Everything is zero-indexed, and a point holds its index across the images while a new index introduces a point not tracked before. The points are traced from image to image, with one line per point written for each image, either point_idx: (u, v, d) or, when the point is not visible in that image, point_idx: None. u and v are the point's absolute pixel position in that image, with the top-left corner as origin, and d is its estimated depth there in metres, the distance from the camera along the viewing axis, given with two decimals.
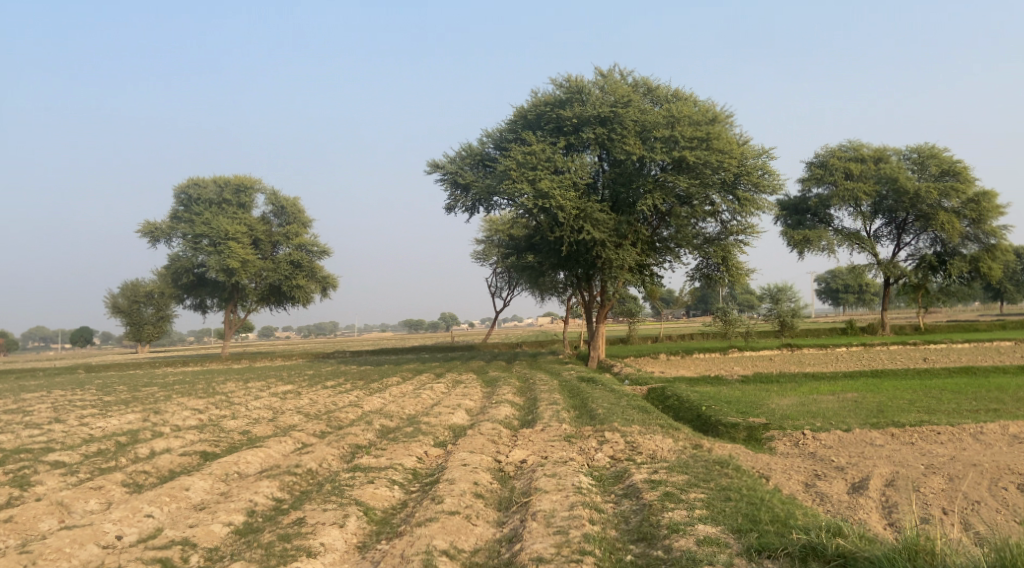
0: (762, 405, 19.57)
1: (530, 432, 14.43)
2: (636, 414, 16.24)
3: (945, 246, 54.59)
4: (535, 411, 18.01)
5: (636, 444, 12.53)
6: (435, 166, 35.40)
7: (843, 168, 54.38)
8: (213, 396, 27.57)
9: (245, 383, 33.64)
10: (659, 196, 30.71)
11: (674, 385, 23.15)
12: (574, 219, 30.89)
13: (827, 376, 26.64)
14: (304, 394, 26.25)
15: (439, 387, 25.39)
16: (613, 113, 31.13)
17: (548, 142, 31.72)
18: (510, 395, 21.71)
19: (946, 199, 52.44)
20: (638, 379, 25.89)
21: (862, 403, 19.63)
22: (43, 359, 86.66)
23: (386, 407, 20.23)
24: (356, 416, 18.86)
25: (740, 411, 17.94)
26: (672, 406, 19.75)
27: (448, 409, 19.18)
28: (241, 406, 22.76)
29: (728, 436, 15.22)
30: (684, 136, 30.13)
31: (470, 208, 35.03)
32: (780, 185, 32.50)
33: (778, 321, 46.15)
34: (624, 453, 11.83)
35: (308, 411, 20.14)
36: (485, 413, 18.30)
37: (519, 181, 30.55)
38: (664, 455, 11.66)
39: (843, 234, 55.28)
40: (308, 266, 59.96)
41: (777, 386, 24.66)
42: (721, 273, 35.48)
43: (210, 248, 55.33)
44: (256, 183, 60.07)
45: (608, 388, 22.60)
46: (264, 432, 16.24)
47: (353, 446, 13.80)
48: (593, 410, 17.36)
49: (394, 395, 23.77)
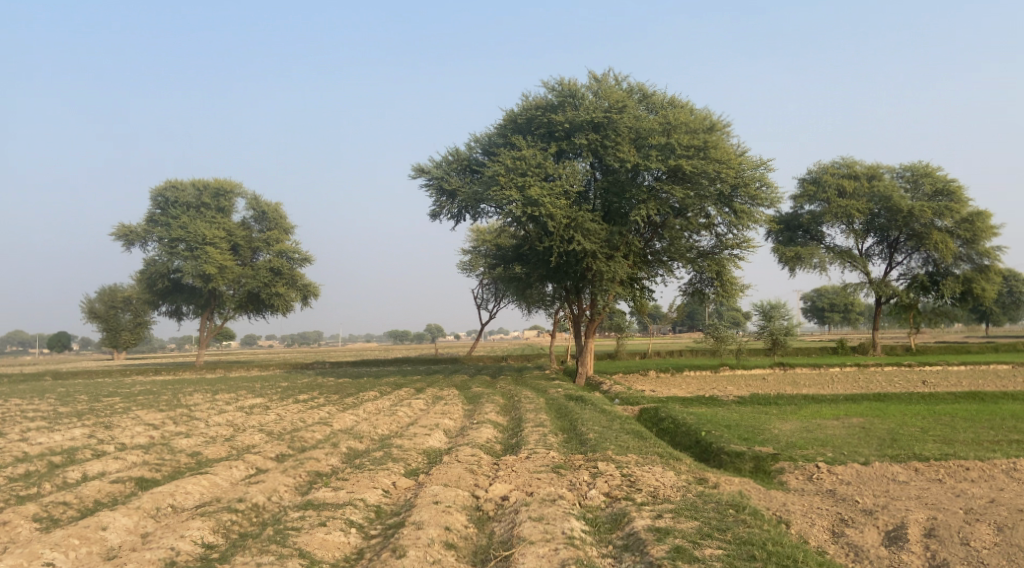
0: (764, 431, 18.08)
1: (515, 460, 12.90)
2: (631, 440, 14.74)
3: (938, 266, 53.62)
4: (519, 433, 16.46)
5: (636, 477, 11.06)
6: (419, 171, 33.87)
7: (836, 185, 53.35)
8: (176, 409, 25.82)
9: (213, 395, 31.86)
10: (653, 206, 29.38)
11: (668, 406, 21.64)
12: (564, 229, 29.46)
13: (828, 399, 25.26)
14: (273, 408, 24.54)
15: (418, 403, 23.81)
16: (607, 118, 29.78)
17: (538, 147, 30.34)
18: (492, 414, 20.11)
19: (940, 219, 51.46)
20: (629, 398, 24.44)
21: (871, 430, 18.17)
22: (15, 364, 84.02)
23: (357, 425, 18.60)
24: (322, 435, 17.23)
25: (742, 438, 16.44)
26: (668, 430, 18.25)
27: (423, 429, 17.57)
28: (201, 422, 21.05)
29: (733, 466, 13.72)
30: (681, 144, 28.83)
31: (455, 215, 33.55)
32: (778, 198, 31.30)
33: (771, 339, 44.84)
34: (622, 489, 10.33)
35: (271, 429, 18.49)
36: (464, 435, 16.72)
37: (507, 188, 29.14)
38: (668, 492, 10.19)
39: (835, 252, 54.20)
40: (288, 273, 58.20)
41: (776, 409, 23.23)
42: (715, 288, 34.14)
43: (186, 253, 53.42)
44: (236, 187, 58.27)
45: (597, 408, 21.04)
46: (215, 454, 14.64)
47: (312, 473, 12.25)
48: (583, 434, 15.81)
49: (368, 412, 22.16)
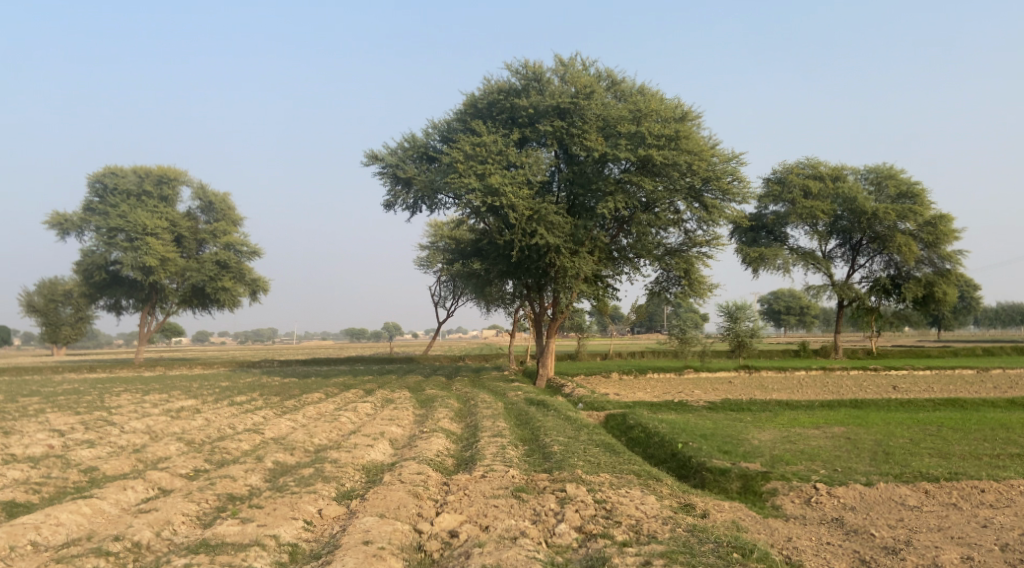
0: (744, 442, 16.44)
1: (469, 480, 10.95)
2: (603, 455, 12.89)
3: (899, 269, 53.15)
4: (475, 445, 14.51)
5: (614, 503, 9.29)
6: (373, 158, 31.71)
7: (801, 186, 52.36)
8: (95, 411, 23.31)
9: (142, 396, 29.33)
10: (621, 199, 27.77)
11: (638, 412, 19.89)
12: (526, 221, 27.70)
13: (803, 405, 23.83)
14: (203, 412, 22.22)
15: (365, 408, 21.76)
16: (574, 105, 28.03)
17: (500, 133, 28.48)
18: (445, 421, 18.12)
19: (903, 222, 50.84)
20: (594, 403, 22.74)
21: (858, 442, 16.68)
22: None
23: (291, 434, 16.47)
24: (250, 446, 15.07)
25: (724, 451, 14.75)
26: (641, 440, 16.51)
27: (366, 438, 15.52)
28: (117, 428, 18.71)
29: (720, 487, 11.95)
30: (651, 132, 27.15)
31: (411, 205, 31.54)
32: (748, 193, 29.97)
33: (736, 341, 43.69)
34: (597, 522, 8.54)
35: (193, 438, 16.28)
36: (413, 446, 14.72)
37: (465, 176, 27.26)
38: (654, 527, 8.46)
39: (799, 254, 53.39)
40: (236, 267, 55.45)
41: (751, 415, 21.69)
42: (682, 288, 32.67)
43: (125, 244, 50.27)
44: (182, 175, 55.18)
45: (561, 414, 19.22)
46: (113, 471, 12.41)
47: (223, 497, 10.20)
48: (546, 446, 13.95)
49: (309, 417, 20.11)
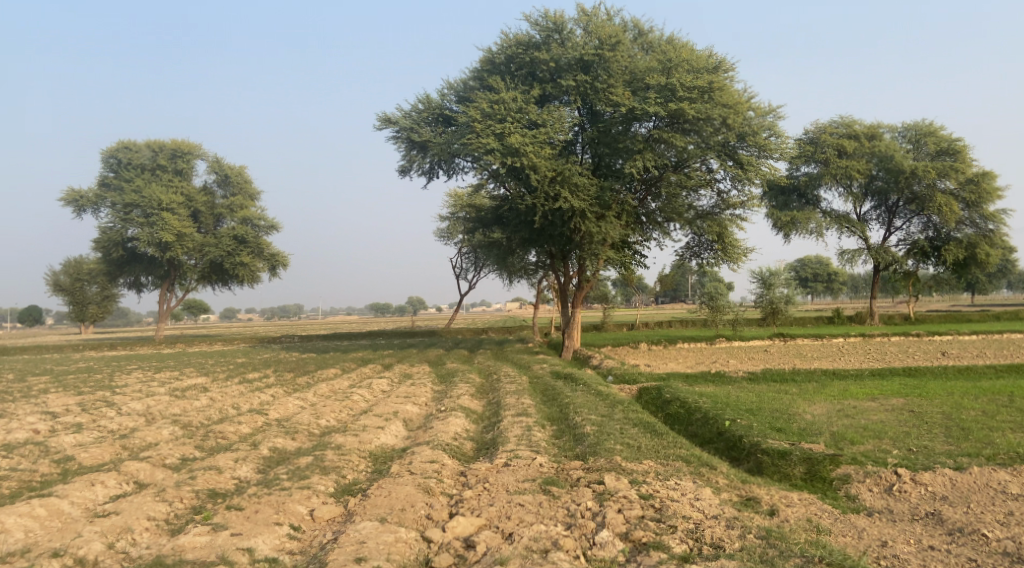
0: (797, 418, 14.76)
1: (490, 470, 9.44)
2: (642, 437, 11.26)
3: (939, 231, 50.65)
4: (496, 426, 12.95)
5: (666, 503, 7.79)
6: (385, 122, 30.04)
7: (835, 145, 49.77)
8: (98, 391, 22.13)
9: (153, 374, 28.15)
10: (650, 157, 25.90)
11: (675, 386, 18.23)
12: (548, 184, 25.98)
13: (851, 374, 22.08)
14: (210, 391, 20.92)
15: (380, 385, 20.32)
16: (597, 56, 26.13)
17: (519, 90, 26.62)
18: (465, 398, 16.61)
19: (944, 180, 48.19)
20: (625, 376, 21.16)
21: (925, 415, 14.93)
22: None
23: (297, 416, 15.08)
24: (249, 430, 13.66)
25: (777, 429, 13.08)
26: (681, 418, 14.88)
27: (377, 419, 14.04)
28: (114, 410, 17.42)
29: (780, 473, 10.30)
30: (683, 84, 25.13)
31: (426, 170, 29.89)
32: (785, 150, 27.95)
33: (770, 308, 41.82)
34: (647, 532, 7.20)
35: (191, 421, 14.92)
36: (427, 428, 13.21)
37: (482, 135, 25.50)
38: (718, 540, 7.06)
39: (833, 216, 51.00)
40: (253, 242, 54.24)
41: (797, 387, 19.96)
42: (714, 254, 30.75)
43: (141, 220, 49.07)
44: (195, 148, 53.85)
45: (591, 389, 17.64)
46: (91, 461, 11.07)
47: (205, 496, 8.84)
48: (577, 426, 12.39)
49: (321, 396, 18.72)
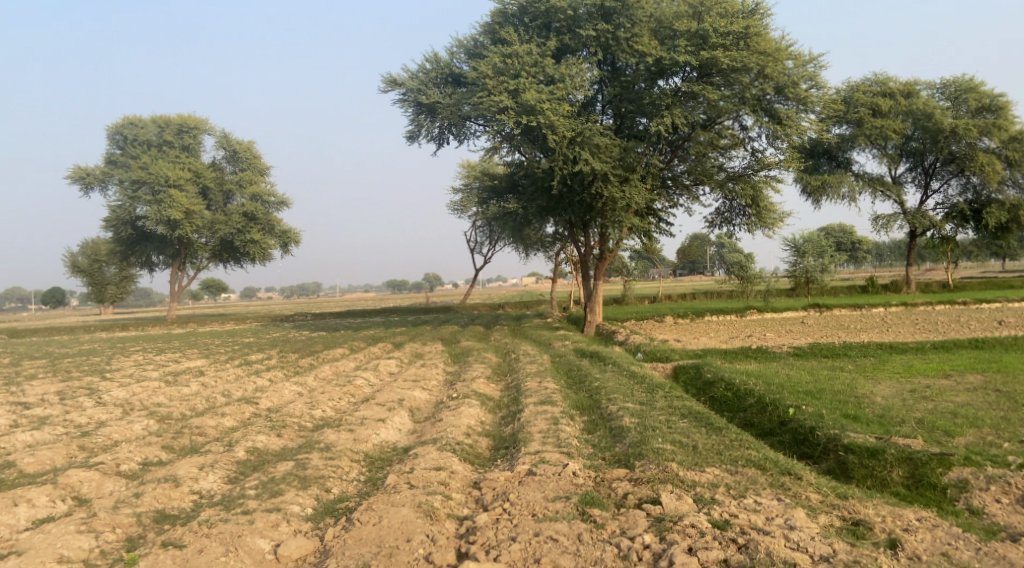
0: (867, 402, 12.67)
1: (510, 481, 7.97)
2: (695, 433, 9.32)
3: (978, 193, 47.81)
4: (517, 419, 10.95)
5: (756, 541, 6.55)
6: (391, 84, 27.88)
7: (869, 104, 46.69)
8: (85, 377, 20.36)
9: (151, 357, 26.42)
10: (680, 112, 23.57)
11: (715, 364, 16.17)
12: (567, 145, 23.75)
13: (911, 347, 19.93)
14: (202, 376, 19.08)
15: (387, 367, 18.34)
16: (620, 3, 23.75)
17: (535, 42, 24.31)
18: (480, 383, 14.70)
19: (986, 138, 45.22)
20: (657, 353, 19.14)
21: (1016, 397, 12.82)
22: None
23: (291, 405, 13.19)
24: (232, 424, 11.78)
25: (850, 417, 11.10)
26: (730, 404, 12.81)
27: (379, 410, 12.11)
28: (93, 398, 15.62)
29: (875, 479, 8.51)
30: (716, 30, 22.78)
31: (436, 136, 27.77)
32: (826, 102, 25.51)
33: (804, 278, 39.22)
34: None
35: (169, 412, 13.01)
36: (436, 420, 11.21)
37: (495, 93, 23.30)
38: None
39: (866, 180, 48.22)
40: (264, 218, 52.45)
41: (852, 363, 17.84)
42: (748, 219, 28.40)
43: (147, 197, 47.19)
44: (203, 123, 51.87)
45: (622, 370, 15.65)
46: (34, 468, 9.26)
47: (154, 530, 7.34)
48: (614, 418, 10.45)
49: (321, 381, 16.86)
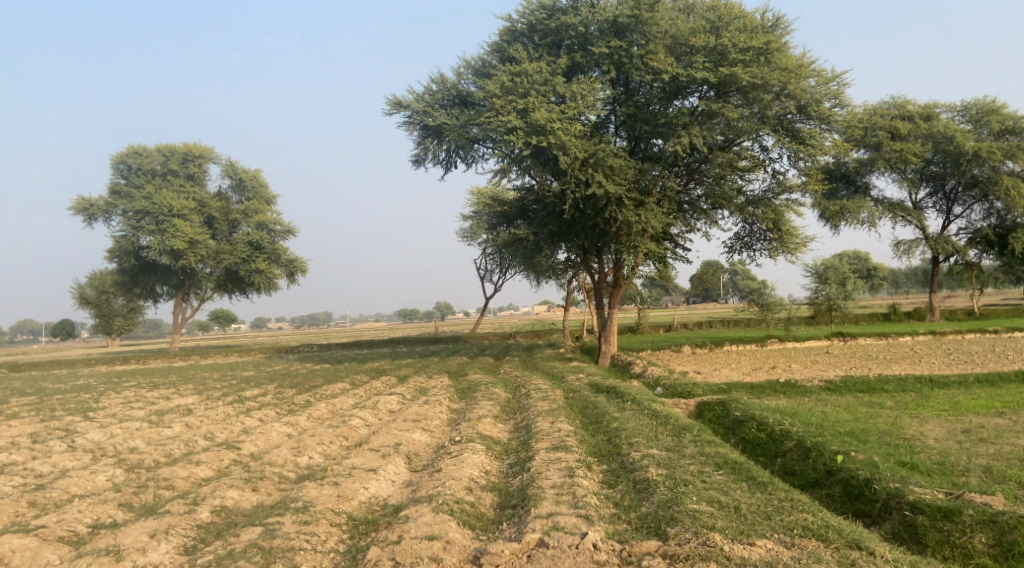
0: (920, 445, 11.31)
1: (517, 555, 7.21)
2: (736, 491, 8.39)
3: (1002, 218, 46.31)
4: (526, 468, 9.72)
5: None
6: (397, 106, 26.93)
7: (888, 127, 45.29)
8: (68, 416, 19.16)
9: (144, 393, 25.20)
10: (698, 132, 22.47)
11: (743, 401, 14.76)
12: (579, 167, 22.69)
13: (953, 381, 18.36)
14: (191, 414, 17.84)
15: (387, 405, 16.96)
16: (633, 19, 22.78)
17: (545, 60, 23.32)
18: (487, 423, 13.44)
19: (1010, 162, 43.77)
20: (677, 387, 17.85)
21: None
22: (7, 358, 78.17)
23: (276, 450, 11.95)
24: (208, 473, 10.59)
25: (904, 464, 9.92)
26: (766, 448, 11.41)
27: (372, 456, 10.87)
28: (67, 441, 14.43)
29: (959, 550, 7.84)
30: (735, 45, 21.85)
31: (443, 159, 26.75)
32: (851, 122, 24.29)
33: (825, 306, 37.67)
34: None
35: (141, 459, 11.77)
36: (435, 469, 9.94)
37: (504, 112, 22.25)
38: None
39: (886, 205, 46.82)
40: (270, 247, 51.45)
41: (892, 399, 16.39)
42: (769, 244, 27.06)
43: (152, 226, 46.33)
44: (208, 151, 51.22)
45: (642, 407, 14.32)
46: None
47: None
48: (636, 466, 9.30)
49: (316, 421, 15.61)
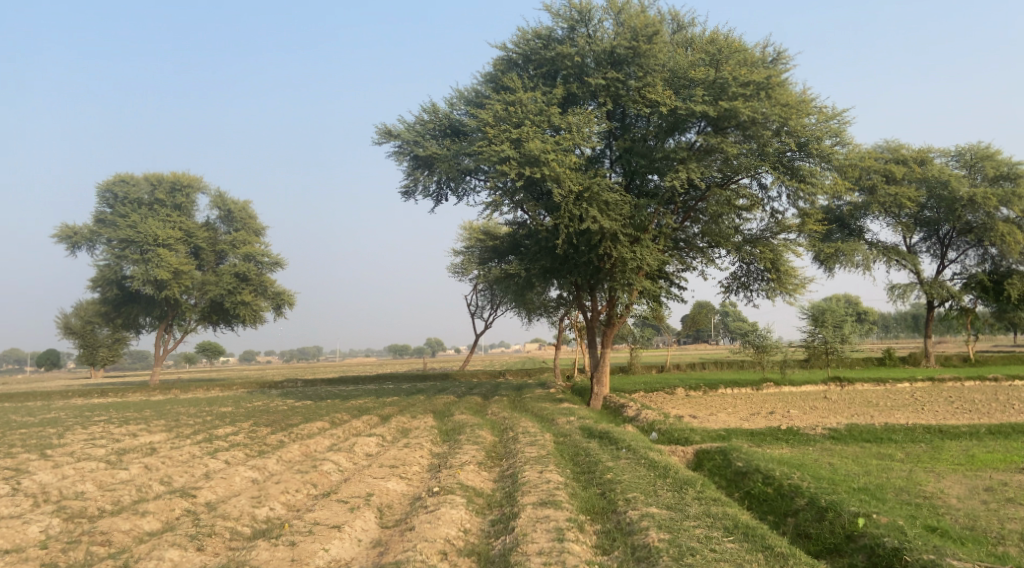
0: (942, 505, 10.34)
1: None
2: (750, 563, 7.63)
3: (998, 264, 45.71)
4: (509, 528, 8.72)
5: None
6: (387, 136, 26.17)
7: (882, 171, 44.63)
8: (24, 454, 17.88)
9: (112, 429, 23.87)
10: (696, 167, 21.77)
11: (744, 450, 13.73)
12: (573, 201, 21.90)
13: (963, 431, 17.40)
14: (154, 455, 16.62)
15: (364, 448, 15.79)
16: (631, 51, 22.20)
17: (540, 90, 22.65)
18: (469, 471, 12.35)
19: (1006, 207, 43.29)
20: (673, 432, 16.83)
21: None
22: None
23: (235, 499, 10.85)
24: (153, 527, 9.50)
25: (929, 526, 9.04)
26: (774, 505, 10.37)
27: (338, 508, 9.81)
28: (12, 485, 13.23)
29: None
30: (735, 79, 21.25)
31: (433, 191, 25.92)
32: (851, 161, 23.67)
33: (822, 350, 36.75)
34: None
35: (83, 507, 10.62)
36: (407, 526, 8.91)
37: (497, 142, 21.48)
38: None
39: (881, 249, 46.16)
40: (256, 279, 50.31)
41: (901, 451, 15.35)
42: (766, 284, 26.23)
43: (135, 256, 45.18)
44: (197, 181, 50.31)
45: (637, 455, 13.28)
46: None
47: None
48: (635, 528, 8.41)
49: (286, 465, 14.47)
